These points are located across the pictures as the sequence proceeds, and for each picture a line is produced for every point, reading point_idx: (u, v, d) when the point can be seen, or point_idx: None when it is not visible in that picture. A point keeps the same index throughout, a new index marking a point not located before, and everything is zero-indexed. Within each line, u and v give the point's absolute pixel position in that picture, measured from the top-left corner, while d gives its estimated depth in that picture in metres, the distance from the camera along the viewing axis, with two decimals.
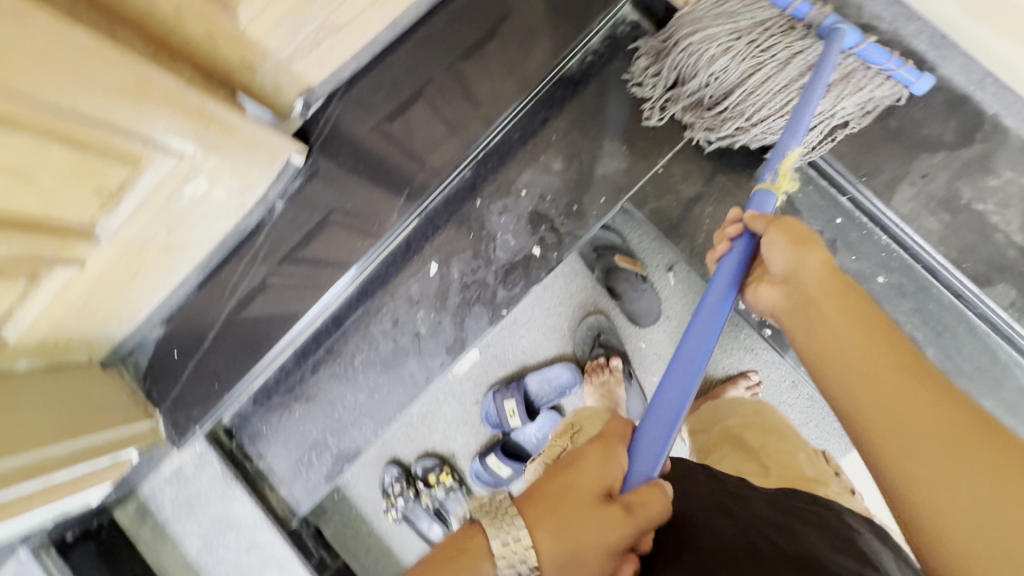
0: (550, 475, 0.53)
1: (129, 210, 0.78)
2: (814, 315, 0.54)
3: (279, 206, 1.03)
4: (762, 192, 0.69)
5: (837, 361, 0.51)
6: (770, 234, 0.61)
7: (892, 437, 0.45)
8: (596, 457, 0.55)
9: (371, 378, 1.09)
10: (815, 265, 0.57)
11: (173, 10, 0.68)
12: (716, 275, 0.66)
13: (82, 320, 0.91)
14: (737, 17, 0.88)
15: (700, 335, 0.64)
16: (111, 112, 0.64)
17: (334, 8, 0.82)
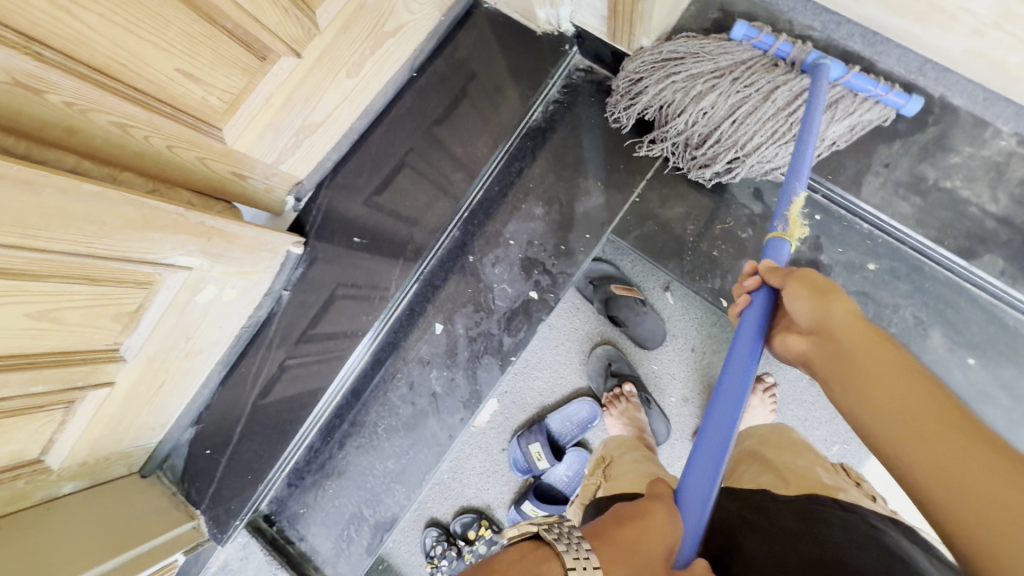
0: (620, 525, 0.54)
1: (149, 327, 0.83)
2: (855, 373, 0.52)
3: (286, 295, 1.08)
4: (775, 241, 0.70)
5: (891, 424, 0.49)
6: (789, 284, 0.61)
7: (960, 498, 0.43)
8: (663, 521, 0.56)
9: (396, 444, 1.11)
10: (841, 316, 0.56)
11: (165, 145, 0.75)
12: (740, 328, 0.66)
13: (117, 436, 0.95)
14: (717, 58, 0.87)
15: (733, 396, 0.63)
16: (122, 246, 0.70)
17: (309, 112, 0.90)
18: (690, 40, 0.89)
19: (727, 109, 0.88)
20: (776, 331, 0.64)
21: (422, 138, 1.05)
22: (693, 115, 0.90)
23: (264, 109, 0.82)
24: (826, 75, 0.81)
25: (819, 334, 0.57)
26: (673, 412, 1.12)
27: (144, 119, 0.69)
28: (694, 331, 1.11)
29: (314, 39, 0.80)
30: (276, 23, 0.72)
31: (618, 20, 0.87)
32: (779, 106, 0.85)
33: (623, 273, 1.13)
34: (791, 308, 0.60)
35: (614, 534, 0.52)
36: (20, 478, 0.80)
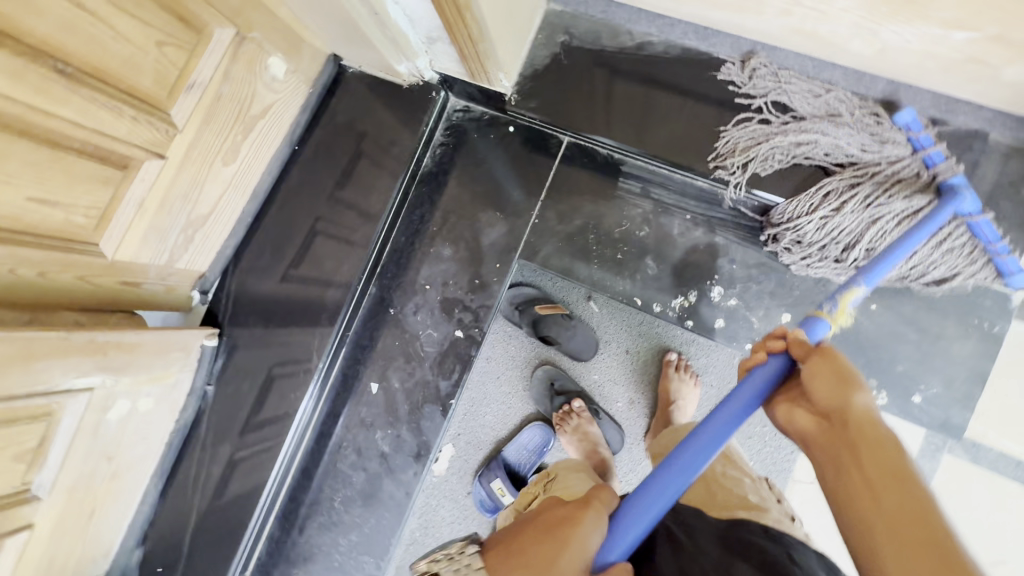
0: (543, 526, 0.65)
1: (59, 458, 0.80)
2: (847, 457, 0.57)
3: (211, 389, 1.06)
4: (814, 318, 0.73)
5: (871, 512, 0.53)
6: (814, 363, 0.64)
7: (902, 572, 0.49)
8: (591, 529, 0.64)
9: (356, 515, 1.08)
10: (858, 409, 0.59)
11: (37, 274, 0.74)
12: (746, 381, 0.71)
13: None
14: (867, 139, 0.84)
15: (705, 439, 0.70)
16: (3, 383, 0.68)
17: (192, 205, 0.91)
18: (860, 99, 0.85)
19: (817, 204, 0.87)
20: (783, 399, 0.68)
21: (329, 205, 1.05)
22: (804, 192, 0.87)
23: (140, 215, 0.83)
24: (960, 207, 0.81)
25: (829, 416, 0.61)
26: (622, 417, 1.13)
27: (5, 254, 0.68)
28: (625, 334, 1.12)
29: (175, 137, 0.81)
30: (126, 133, 0.73)
31: (471, 61, 0.90)
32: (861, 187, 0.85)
33: (546, 291, 1.14)
34: (811, 383, 0.63)
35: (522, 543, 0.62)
36: None
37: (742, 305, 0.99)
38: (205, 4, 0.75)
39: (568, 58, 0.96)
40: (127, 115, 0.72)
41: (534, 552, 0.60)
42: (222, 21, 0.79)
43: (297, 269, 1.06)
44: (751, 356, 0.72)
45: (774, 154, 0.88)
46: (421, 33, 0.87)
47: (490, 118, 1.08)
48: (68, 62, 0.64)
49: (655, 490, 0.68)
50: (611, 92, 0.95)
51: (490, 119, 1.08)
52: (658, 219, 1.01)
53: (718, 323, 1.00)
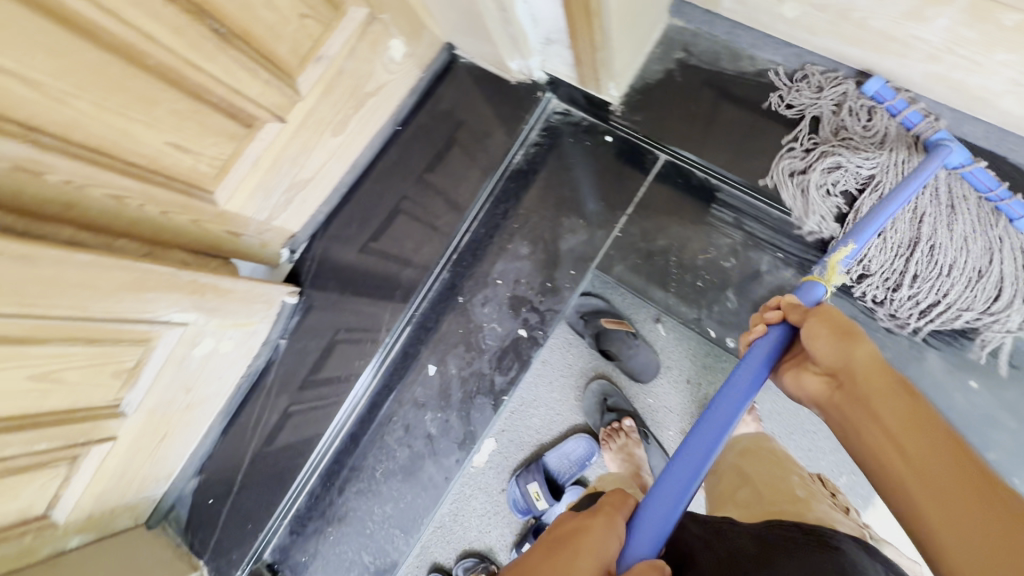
0: (553, 543, 0.56)
1: (147, 382, 0.87)
2: (863, 406, 0.57)
3: (283, 343, 1.12)
4: (809, 283, 0.72)
5: (897, 462, 0.52)
6: (813, 324, 0.63)
7: (946, 522, 0.47)
8: (603, 531, 0.57)
9: (394, 488, 1.11)
10: (864, 359, 0.59)
11: (160, 212, 0.80)
12: (749, 356, 0.68)
13: (122, 488, 0.98)
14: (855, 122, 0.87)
15: (719, 424, 0.65)
16: (118, 307, 0.75)
17: (298, 169, 0.96)
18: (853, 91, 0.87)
19: (817, 182, 0.88)
20: (789, 367, 0.68)
21: (416, 186, 1.09)
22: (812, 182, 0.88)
23: (253, 171, 0.88)
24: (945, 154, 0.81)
25: (838, 375, 0.61)
26: (672, 446, 1.10)
27: (138, 190, 0.74)
28: (688, 362, 1.09)
29: (297, 104, 0.86)
30: (258, 95, 0.78)
31: (586, 71, 0.91)
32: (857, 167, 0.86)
33: (614, 306, 1.12)
34: (813, 345, 0.63)
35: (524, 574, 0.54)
36: (27, 532, 0.83)
37: None
38: None
39: (680, 77, 0.96)
40: (261, 78, 0.77)
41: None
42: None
43: (377, 243, 1.10)
44: (751, 329, 0.71)
45: (830, 173, 0.87)
46: (543, 36, 0.89)
47: (589, 125, 1.08)
48: (223, 23, 0.69)
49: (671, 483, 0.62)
50: (720, 118, 0.94)
51: (589, 126, 1.08)
52: (747, 252, 0.97)
53: None
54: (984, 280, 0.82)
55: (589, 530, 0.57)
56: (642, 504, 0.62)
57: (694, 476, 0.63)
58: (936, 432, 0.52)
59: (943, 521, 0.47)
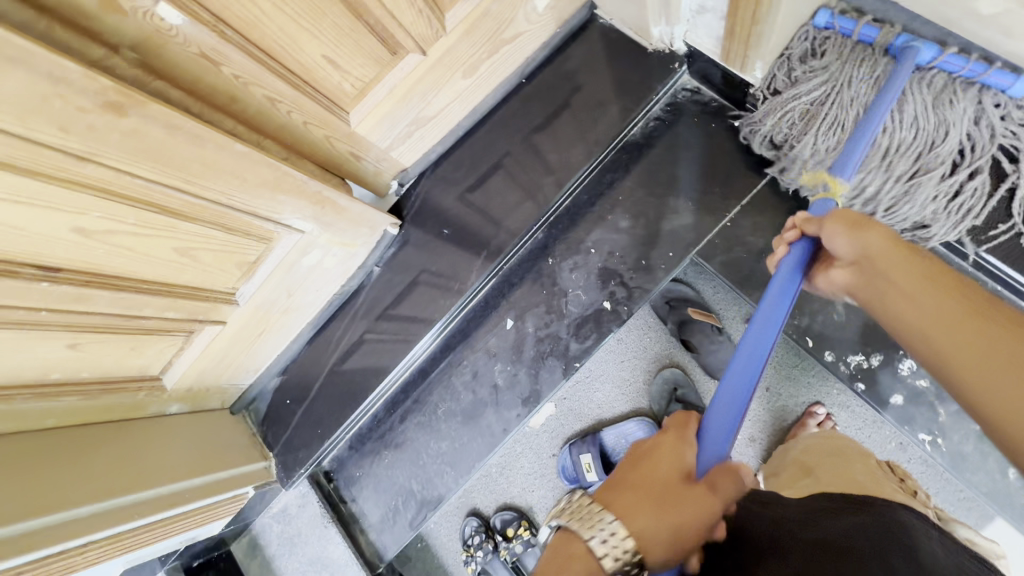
0: (631, 467, 0.64)
1: (260, 279, 0.95)
2: (887, 287, 0.56)
3: (377, 270, 1.17)
4: (821, 201, 0.76)
5: (925, 338, 0.51)
6: (827, 226, 0.64)
7: (976, 379, 0.47)
8: (671, 446, 0.66)
9: (452, 428, 1.16)
10: (878, 241, 0.58)
11: (302, 122, 0.85)
12: (776, 274, 0.72)
13: (219, 371, 1.08)
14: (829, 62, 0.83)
15: (761, 327, 0.71)
16: (255, 203, 0.81)
17: (424, 105, 0.99)
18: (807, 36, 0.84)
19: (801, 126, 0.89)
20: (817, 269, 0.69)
21: (524, 144, 1.10)
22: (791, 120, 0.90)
23: (387, 99, 0.92)
24: (913, 58, 0.76)
25: (859, 264, 0.60)
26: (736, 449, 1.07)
27: (290, 97, 0.79)
28: (771, 369, 1.05)
29: (440, 39, 0.88)
30: (410, 24, 0.81)
31: (735, 42, 0.87)
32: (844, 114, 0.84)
33: (703, 297, 1.10)
34: (830, 244, 0.64)
35: (614, 487, 0.62)
36: (142, 388, 0.94)
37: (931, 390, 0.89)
38: None
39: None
40: (416, 6, 0.79)
41: (633, 493, 0.60)
42: None
43: (474, 193, 1.13)
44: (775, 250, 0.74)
45: (816, 106, 0.87)
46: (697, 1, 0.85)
47: (718, 107, 1.04)
48: None
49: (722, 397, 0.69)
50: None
51: (717, 108, 1.04)
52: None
53: (895, 399, 0.89)
54: (936, 151, 0.81)
55: (659, 446, 0.66)
56: (703, 420, 0.68)
57: (743, 389, 0.69)
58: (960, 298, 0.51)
59: (949, 347, 0.49)
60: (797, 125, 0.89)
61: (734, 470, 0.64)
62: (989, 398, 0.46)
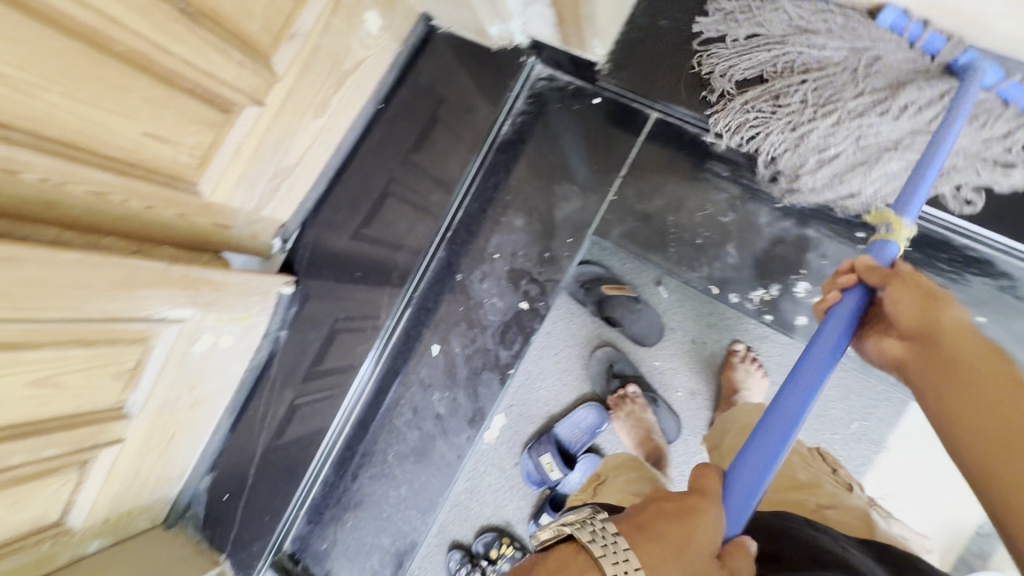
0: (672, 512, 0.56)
1: (149, 382, 0.86)
2: (942, 362, 0.55)
3: (283, 335, 1.11)
4: (880, 241, 0.68)
5: (940, 394, 0.54)
6: (892, 288, 0.61)
7: (970, 427, 0.51)
8: (714, 513, 0.57)
9: (407, 470, 1.12)
10: (948, 324, 0.56)
11: (144, 206, 0.78)
12: (829, 319, 0.65)
13: (137, 489, 0.98)
14: (854, 38, 0.80)
15: (802, 391, 0.64)
16: (111, 307, 0.73)
17: (281, 155, 0.94)
18: (814, 8, 0.82)
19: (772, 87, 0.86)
20: (869, 331, 0.65)
21: (402, 168, 1.06)
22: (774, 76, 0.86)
23: (236, 160, 0.86)
24: (976, 79, 0.74)
25: (917, 337, 0.58)
26: (681, 407, 1.10)
27: (118, 185, 0.72)
28: (691, 322, 1.09)
29: (274, 86, 0.83)
30: (234, 78, 0.76)
31: (567, 26, 0.88)
32: (829, 84, 0.83)
33: (614, 272, 1.11)
34: (892, 308, 0.60)
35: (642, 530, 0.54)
36: (48, 537, 0.83)
37: None
38: None
39: (666, 26, 0.92)
40: (234, 59, 0.74)
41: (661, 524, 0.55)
42: None
43: (367, 229, 1.08)
44: (827, 296, 0.68)
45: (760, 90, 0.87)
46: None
47: (576, 88, 1.05)
48: (188, 1, 0.66)
49: (767, 458, 0.61)
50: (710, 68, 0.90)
51: (575, 89, 1.05)
52: (745, 205, 0.95)
53: (800, 321, 0.93)
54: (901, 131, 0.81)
55: (700, 509, 0.57)
56: (726, 479, 0.62)
57: (775, 457, 0.61)
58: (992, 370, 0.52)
59: (961, 398, 0.52)
60: (728, 109, 0.88)
61: (745, 545, 0.58)
62: (972, 447, 0.50)
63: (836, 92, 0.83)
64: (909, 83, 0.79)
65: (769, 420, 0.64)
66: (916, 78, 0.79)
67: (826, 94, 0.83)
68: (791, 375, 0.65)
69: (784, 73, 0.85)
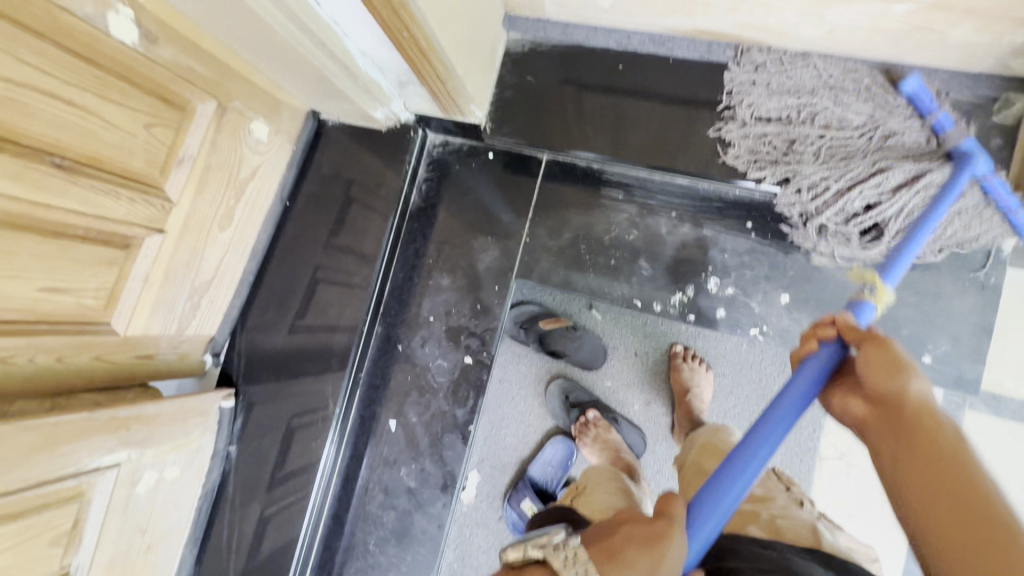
0: (639, 536, 0.57)
1: (93, 538, 0.81)
2: (899, 426, 0.57)
3: (234, 449, 1.07)
4: (862, 303, 0.75)
5: (894, 465, 0.55)
6: (867, 348, 0.63)
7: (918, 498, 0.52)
8: (680, 539, 0.59)
9: (390, 555, 1.08)
10: (916, 394, 0.57)
11: (53, 358, 0.76)
12: (804, 367, 0.69)
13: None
14: (870, 104, 0.85)
15: (771, 425, 0.68)
16: (32, 472, 0.70)
17: (194, 273, 0.94)
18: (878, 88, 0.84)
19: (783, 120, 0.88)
20: (835, 389, 0.67)
21: (325, 254, 1.07)
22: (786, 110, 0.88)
23: (146, 289, 0.86)
24: (971, 167, 0.79)
25: (885, 401, 0.59)
26: (641, 419, 1.13)
27: (21, 346, 0.70)
28: (631, 337, 1.12)
29: (171, 211, 0.84)
30: (125, 214, 0.77)
31: (443, 100, 0.95)
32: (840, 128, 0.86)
33: (549, 307, 1.15)
34: (865, 369, 0.62)
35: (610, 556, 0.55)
36: None
37: (740, 293, 0.98)
38: (187, 84, 0.80)
39: (531, 79, 1.00)
40: (124, 197, 0.76)
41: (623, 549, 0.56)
42: (202, 95, 0.83)
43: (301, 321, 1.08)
44: (804, 346, 0.71)
45: (782, 128, 0.89)
46: (393, 78, 0.91)
47: (470, 148, 1.12)
48: (64, 155, 0.67)
49: (734, 477, 0.65)
50: (583, 107, 0.98)
51: (469, 149, 1.12)
52: (645, 220, 1.03)
53: (719, 313, 0.99)
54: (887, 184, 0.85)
55: (666, 534, 0.59)
56: (697, 504, 0.64)
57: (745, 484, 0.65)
58: (941, 445, 0.53)
59: (913, 466, 0.53)
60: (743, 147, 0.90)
61: None
62: (925, 516, 0.51)
63: (849, 141, 0.86)
64: (921, 166, 0.83)
65: (743, 448, 0.68)
66: (926, 157, 0.83)
67: (835, 132, 0.86)
68: (771, 410, 0.69)
69: (797, 113, 0.88)
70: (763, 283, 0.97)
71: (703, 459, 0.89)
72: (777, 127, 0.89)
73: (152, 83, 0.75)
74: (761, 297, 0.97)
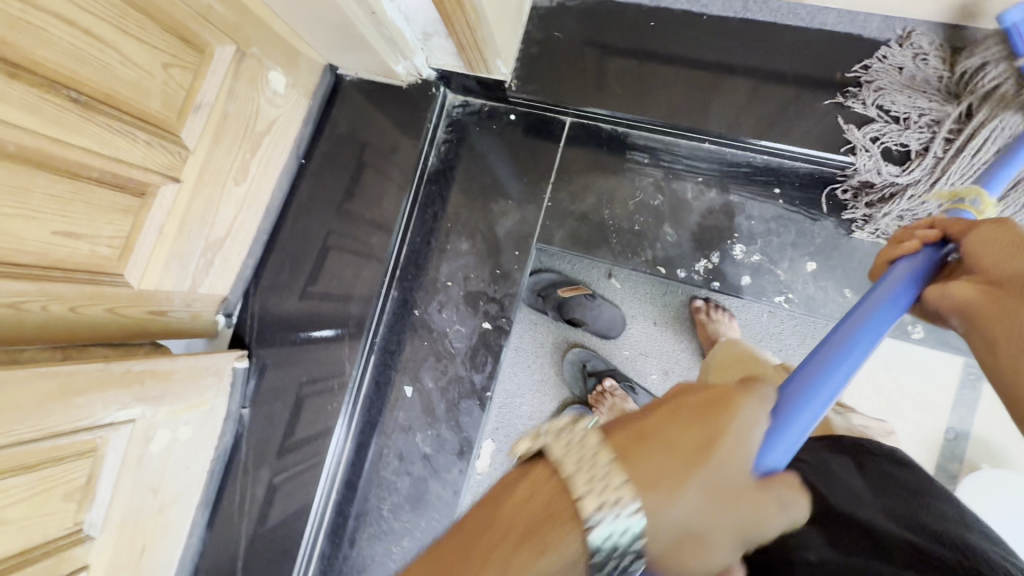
0: (654, 426, 0.36)
1: (107, 493, 0.79)
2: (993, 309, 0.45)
3: (246, 413, 1.04)
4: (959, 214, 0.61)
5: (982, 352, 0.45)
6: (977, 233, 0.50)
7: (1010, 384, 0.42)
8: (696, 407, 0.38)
9: (405, 521, 1.07)
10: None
11: (67, 308, 0.73)
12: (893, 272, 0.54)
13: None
14: (1006, 136, 0.78)
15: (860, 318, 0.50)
16: (47, 421, 0.67)
17: (208, 228, 0.91)
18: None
19: (905, 123, 0.82)
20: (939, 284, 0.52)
21: (338, 218, 1.04)
22: (912, 112, 0.82)
23: (161, 242, 0.83)
24: None
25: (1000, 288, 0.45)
26: (659, 388, 1.12)
27: (34, 291, 0.67)
28: (649, 305, 1.12)
29: (187, 160, 0.81)
30: (142, 158, 0.74)
31: (468, 52, 0.91)
32: (961, 149, 0.80)
33: (566, 275, 1.13)
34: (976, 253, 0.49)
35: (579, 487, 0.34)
36: None
37: (764, 260, 0.96)
38: (204, 23, 0.76)
39: (558, 37, 0.97)
40: (141, 139, 0.73)
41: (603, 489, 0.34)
42: (219, 37, 0.79)
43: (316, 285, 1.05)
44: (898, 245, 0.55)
45: (899, 127, 0.83)
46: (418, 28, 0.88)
47: (490, 109, 1.08)
48: (80, 90, 0.64)
49: (826, 380, 0.46)
50: (613, 66, 0.95)
51: (490, 110, 1.08)
52: (670, 185, 1.01)
53: (744, 281, 0.97)
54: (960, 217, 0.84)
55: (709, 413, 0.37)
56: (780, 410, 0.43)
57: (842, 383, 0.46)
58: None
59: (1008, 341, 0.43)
60: (872, 125, 0.83)
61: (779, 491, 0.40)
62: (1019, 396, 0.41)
63: (961, 157, 0.80)
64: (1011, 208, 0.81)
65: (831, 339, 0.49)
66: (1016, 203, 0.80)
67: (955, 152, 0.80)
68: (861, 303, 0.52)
69: (920, 123, 0.81)
70: (789, 251, 0.96)
71: (718, 373, 0.88)
72: (905, 115, 0.82)
73: (169, 19, 0.71)
74: (787, 264, 0.95)
